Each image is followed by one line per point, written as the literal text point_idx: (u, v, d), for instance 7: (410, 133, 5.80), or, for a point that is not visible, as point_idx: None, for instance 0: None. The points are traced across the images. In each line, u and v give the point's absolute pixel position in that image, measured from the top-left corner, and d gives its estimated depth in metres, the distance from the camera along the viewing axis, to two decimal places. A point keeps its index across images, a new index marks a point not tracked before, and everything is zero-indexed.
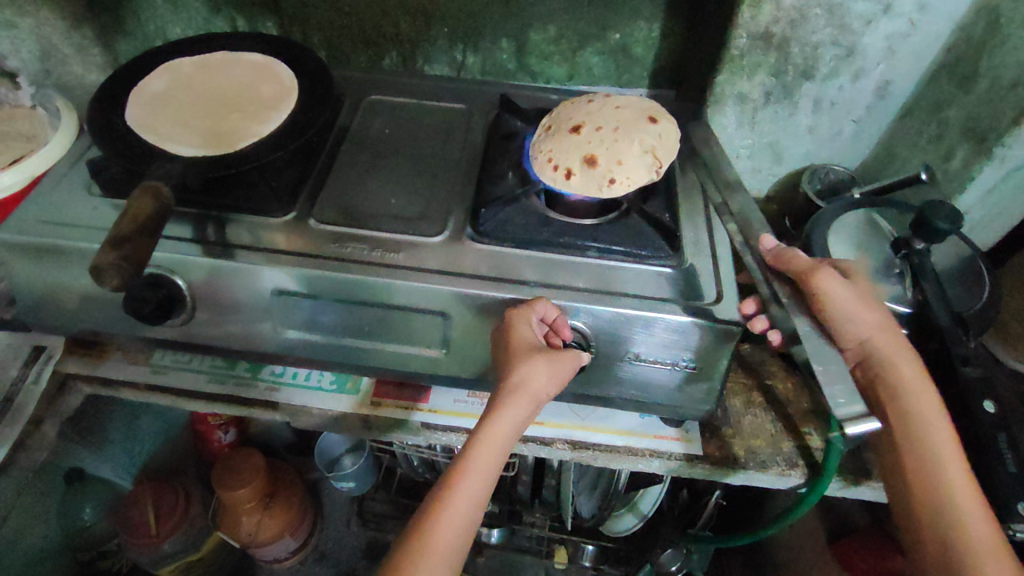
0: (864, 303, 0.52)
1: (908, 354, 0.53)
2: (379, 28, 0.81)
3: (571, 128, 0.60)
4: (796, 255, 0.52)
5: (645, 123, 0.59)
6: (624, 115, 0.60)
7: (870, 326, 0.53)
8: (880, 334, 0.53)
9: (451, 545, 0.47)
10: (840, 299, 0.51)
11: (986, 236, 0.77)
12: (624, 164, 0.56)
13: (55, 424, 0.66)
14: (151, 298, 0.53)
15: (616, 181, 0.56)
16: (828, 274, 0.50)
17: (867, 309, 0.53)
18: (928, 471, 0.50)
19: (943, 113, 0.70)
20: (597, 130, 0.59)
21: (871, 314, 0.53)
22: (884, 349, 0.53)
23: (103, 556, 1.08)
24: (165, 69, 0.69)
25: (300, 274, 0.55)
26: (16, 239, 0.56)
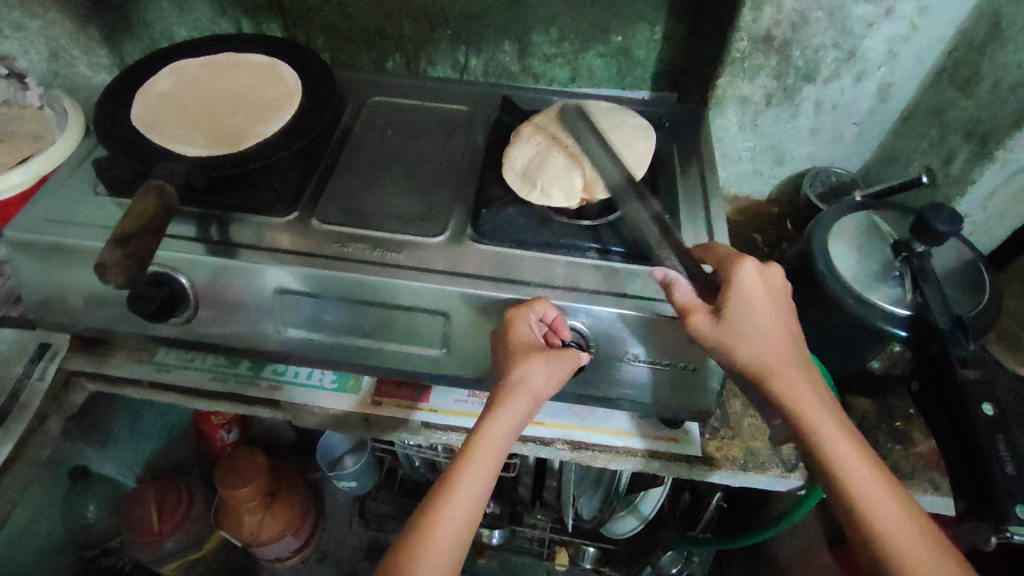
0: (746, 324, 0.51)
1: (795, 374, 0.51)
2: (383, 31, 0.82)
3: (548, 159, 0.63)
4: (676, 289, 0.52)
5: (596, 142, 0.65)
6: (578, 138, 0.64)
7: (755, 353, 0.51)
8: (766, 356, 0.51)
9: (453, 548, 0.47)
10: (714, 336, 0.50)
11: (987, 239, 0.77)
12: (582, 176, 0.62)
13: (59, 421, 0.66)
14: (155, 297, 0.53)
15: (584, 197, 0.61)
16: (699, 318, 0.51)
17: (745, 335, 0.50)
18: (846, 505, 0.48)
19: (944, 116, 0.70)
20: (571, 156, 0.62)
21: (750, 337, 0.51)
22: (775, 373, 0.51)
23: (105, 554, 1.08)
24: (171, 71, 0.70)
25: (303, 274, 0.56)
26: (23, 237, 0.57)
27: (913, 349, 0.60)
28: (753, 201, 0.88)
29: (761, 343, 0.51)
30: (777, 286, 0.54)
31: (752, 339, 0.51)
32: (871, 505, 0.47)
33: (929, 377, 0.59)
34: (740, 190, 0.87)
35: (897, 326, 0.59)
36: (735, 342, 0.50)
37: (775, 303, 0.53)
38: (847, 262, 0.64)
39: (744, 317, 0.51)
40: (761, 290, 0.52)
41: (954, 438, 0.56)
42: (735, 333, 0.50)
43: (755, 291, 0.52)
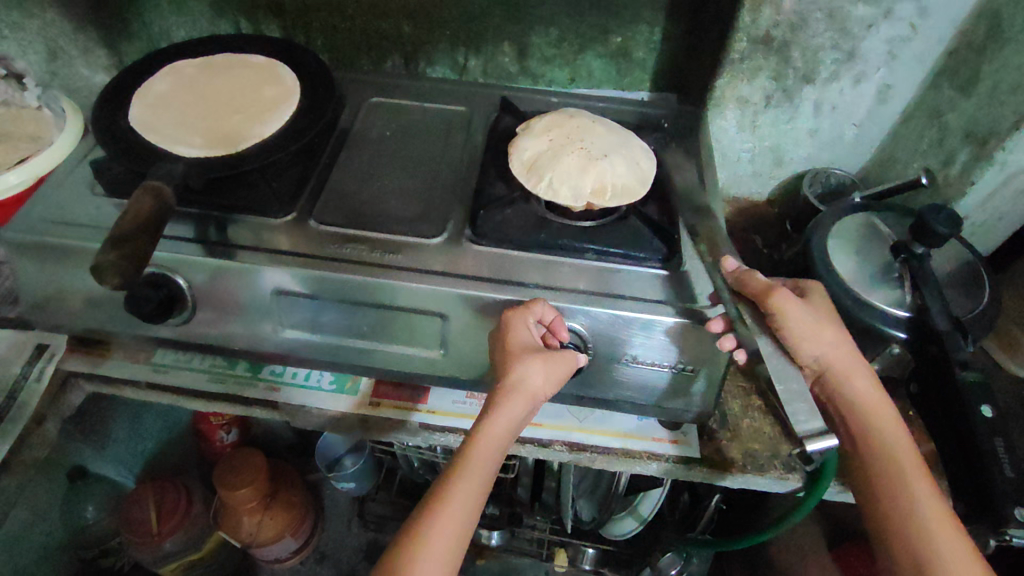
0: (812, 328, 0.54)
1: (864, 371, 0.54)
2: (381, 32, 0.82)
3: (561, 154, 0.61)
4: (753, 277, 0.55)
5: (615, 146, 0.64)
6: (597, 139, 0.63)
7: (829, 343, 0.54)
8: (837, 352, 0.54)
9: (450, 545, 0.47)
10: (798, 319, 0.53)
11: (986, 241, 0.77)
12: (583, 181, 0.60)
13: (56, 421, 0.66)
14: (152, 297, 0.54)
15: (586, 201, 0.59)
16: (783, 294, 0.53)
17: (825, 330, 0.54)
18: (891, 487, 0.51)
19: (943, 117, 0.70)
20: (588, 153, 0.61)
21: (828, 331, 0.54)
22: (843, 368, 0.54)
23: (104, 556, 1.08)
24: (169, 71, 0.70)
25: (301, 275, 0.56)
26: (21, 239, 0.57)
27: (913, 351, 0.59)
28: (752, 202, 0.88)
29: (834, 336, 0.55)
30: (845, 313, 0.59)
31: (832, 333, 0.55)
32: (920, 494, 0.49)
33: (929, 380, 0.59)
34: (739, 191, 0.87)
35: (897, 329, 0.59)
36: (819, 332, 0.54)
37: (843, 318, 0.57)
38: (846, 263, 0.64)
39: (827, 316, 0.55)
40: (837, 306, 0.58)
41: (954, 440, 0.56)
42: (814, 322, 0.54)
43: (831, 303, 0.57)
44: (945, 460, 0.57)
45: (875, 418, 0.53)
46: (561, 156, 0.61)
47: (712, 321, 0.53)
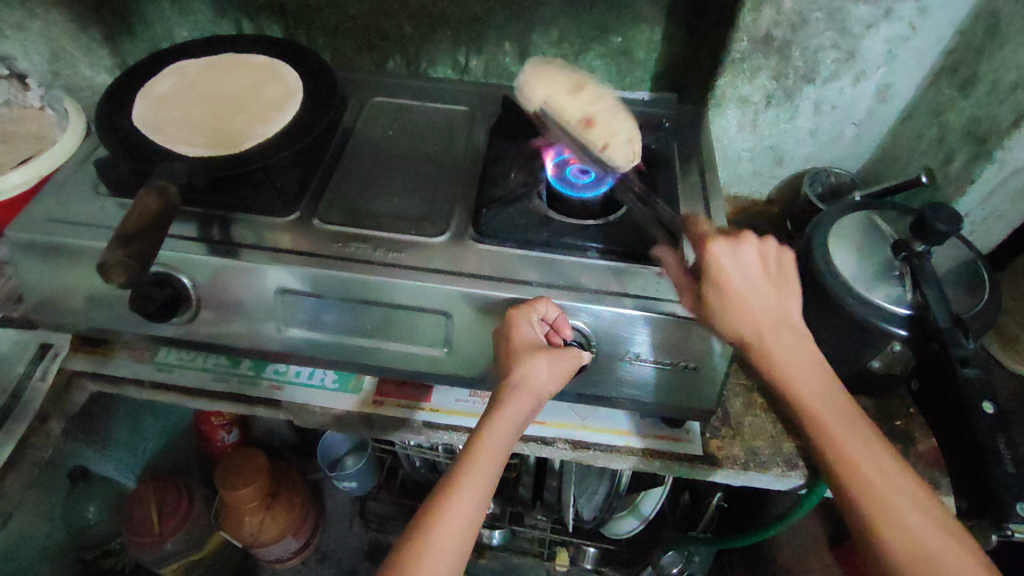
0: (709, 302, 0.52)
1: (787, 342, 0.51)
2: (384, 31, 0.82)
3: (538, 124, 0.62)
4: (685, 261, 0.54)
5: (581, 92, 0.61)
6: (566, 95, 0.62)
7: (750, 323, 0.52)
8: (748, 322, 0.52)
9: (456, 545, 0.47)
10: (716, 306, 0.52)
11: (985, 239, 0.77)
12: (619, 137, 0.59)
13: (60, 421, 0.66)
14: (156, 296, 0.54)
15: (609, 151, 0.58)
16: (708, 287, 0.52)
17: (734, 299, 0.52)
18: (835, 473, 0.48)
19: (943, 116, 0.71)
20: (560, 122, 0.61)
21: (736, 300, 0.52)
22: (766, 339, 0.51)
23: (105, 556, 1.07)
24: (172, 71, 0.70)
25: (306, 274, 0.56)
26: (26, 239, 0.57)
27: (914, 348, 0.60)
28: (752, 201, 0.88)
29: (752, 313, 0.52)
30: (783, 263, 0.55)
31: (748, 309, 0.52)
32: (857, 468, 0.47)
33: (928, 376, 0.59)
34: (740, 190, 0.87)
35: (897, 326, 0.59)
36: (729, 312, 0.51)
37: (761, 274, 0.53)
38: (848, 261, 0.64)
39: (742, 288, 0.52)
40: (763, 265, 0.54)
41: (953, 437, 0.57)
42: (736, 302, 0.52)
43: (748, 266, 0.53)
44: (945, 455, 0.58)
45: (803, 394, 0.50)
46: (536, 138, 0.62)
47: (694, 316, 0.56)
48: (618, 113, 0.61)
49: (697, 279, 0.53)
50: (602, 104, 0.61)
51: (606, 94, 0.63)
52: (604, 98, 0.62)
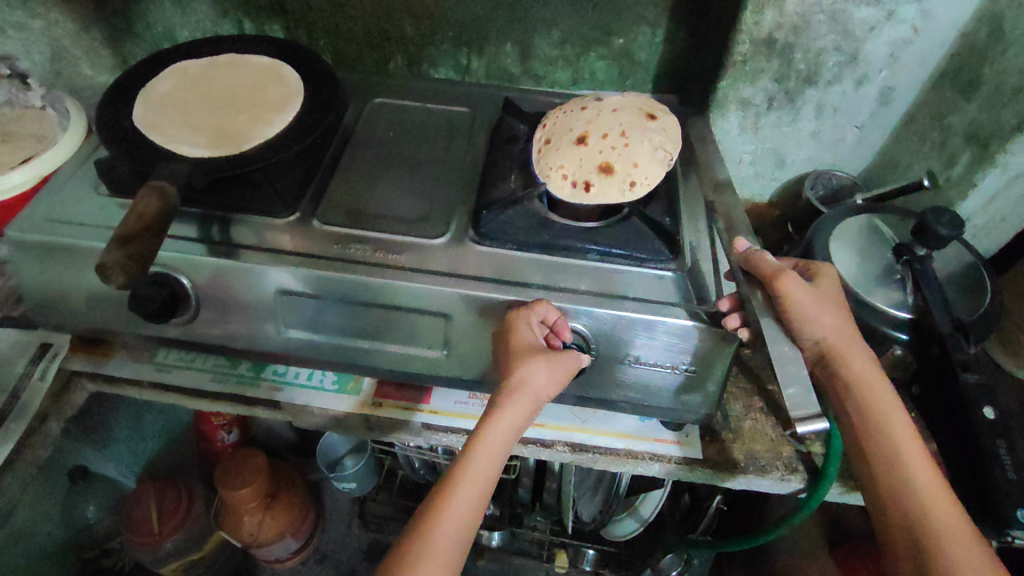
0: (808, 305, 0.52)
1: (864, 356, 0.53)
2: (385, 31, 0.82)
3: (576, 139, 0.61)
4: (763, 258, 0.53)
5: (644, 118, 0.62)
6: (623, 116, 0.62)
7: (833, 329, 0.52)
8: (842, 335, 0.53)
9: (458, 531, 0.47)
10: (804, 302, 0.52)
11: (988, 242, 0.77)
12: (641, 165, 0.59)
13: (60, 421, 0.66)
14: (156, 297, 0.53)
15: (639, 183, 0.58)
16: (789, 277, 0.52)
17: (829, 312, 0.53)
18: (888, 471, 0.50)
19: (945, 119, 0.70)
20: (604, 138, 0.60)
21: (833, 313, 0.53)
22: (845, 346, 0.53)
23: (106, 555, 1.09)
24: (173, 71, 0.70)
25: (305, 276, 0.56)
26: (25, 238, 0.57)
27: (914, 352, 0.60)
28: (754, 204, 0.88)
29: (836, 320, 0.53)
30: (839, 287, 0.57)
31: (830, 316, 0.53)
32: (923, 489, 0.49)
33: (931, 381, 0.59)
34: (741, 193, 0.87)
35: (898, 330, 0.59)
36: (821, 317, 0.52)
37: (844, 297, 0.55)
38: (849, 263, 0.64)
39: (828, 302, 0.54)
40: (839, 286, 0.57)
41: (957, 444, 0.57)
42: (822, 308, 0.52)
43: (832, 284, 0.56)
44: (946, 460, 0.58)
45: (872, 398, 0.52)
46: (568, 149, 0.60)
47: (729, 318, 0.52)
48: (631, 137, 0.60)
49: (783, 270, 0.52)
50: (614, 136, 0.60)
51: (610, 121, 0.61)
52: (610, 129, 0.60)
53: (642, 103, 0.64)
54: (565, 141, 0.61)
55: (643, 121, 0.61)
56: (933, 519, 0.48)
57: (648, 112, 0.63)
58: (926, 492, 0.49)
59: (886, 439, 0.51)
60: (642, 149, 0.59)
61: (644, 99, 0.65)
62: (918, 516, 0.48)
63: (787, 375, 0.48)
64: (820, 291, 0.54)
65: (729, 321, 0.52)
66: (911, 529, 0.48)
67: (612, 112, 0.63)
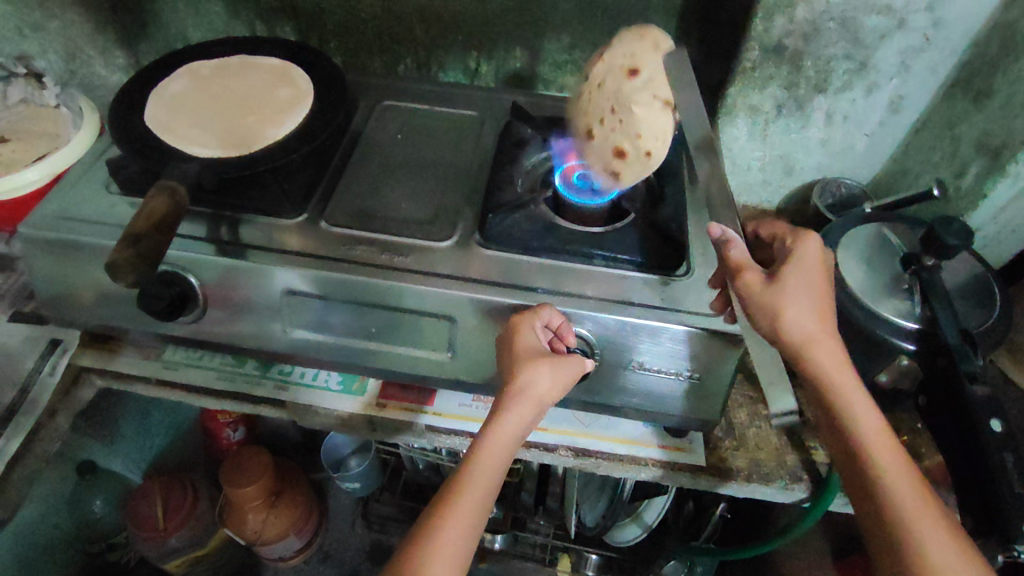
0: (769, 299, 0.51)
1: (831, 346, 0.52)
2: (395, 35, 0.83)
3: (585, 138, 0.60)
4: (730, 249, 0.53)
5: (626, 75, 0.56)
6: (606, 85, 0.57)
7: (795, 320, 0.51)
8: (805, 324, 0.52)
9: (467, 540, 0.47)
10: (762, 299, 0.51)
11: (998, 253, 0.76)
12: (646, 134, 0.56)
13: (68, 416, 0.67)
14: (163, 296, 0.54)
15: (655, 147, 0.57)
16: (746, 277, 0.52)
17: (789, 303, 0.51)
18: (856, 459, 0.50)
19: (956, 129, 0.70)
20: (602, 126, 0.58)
21: (795, 303, 0.52)
22: (806, 335, 0.52)
23: (112, 549, 1.08)
24: (185, 72, 0.71)
25: (311, 276, 0.56)
26: (37, 236, 0.58)
27: (921, 363, 0.59)
28: (762, 211, 0.88)
29: (801, 309, 0.52)
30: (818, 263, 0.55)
31: (794, 307, 0.51)
32: (886, 467, 0.49)
33: (937, 392, 0.58)
34: (749, 199, 0.87)
35: (906, 340, 0.59)
36: (781, 309, 0.51)
37: (817, 280, 0.54)
38: (856, 273, 0.64)
39: (794, 289, 0.52)
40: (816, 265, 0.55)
41: (963, 457, 0.55)
42: (788, 297, 0.52)
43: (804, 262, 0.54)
44: (952, 475, 0.56)
45: (836, 388, 0.51)
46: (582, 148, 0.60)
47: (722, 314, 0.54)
48: (623, 109, 0.56)
49: (747, 264, 0.52)
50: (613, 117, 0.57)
51: (601, 98, 0.58)
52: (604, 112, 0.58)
53: (621, 50, 0.58)
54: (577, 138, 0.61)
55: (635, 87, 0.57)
56: (894, 497, 0.48)
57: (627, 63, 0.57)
58: (893, 478, 0.48)
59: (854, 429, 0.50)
60: (640, 114, 0.56)
61: (622, 38, 0.58)
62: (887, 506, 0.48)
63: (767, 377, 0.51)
64: (783, 279, 0.52)
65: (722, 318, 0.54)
66: (883, 521, 0.48)
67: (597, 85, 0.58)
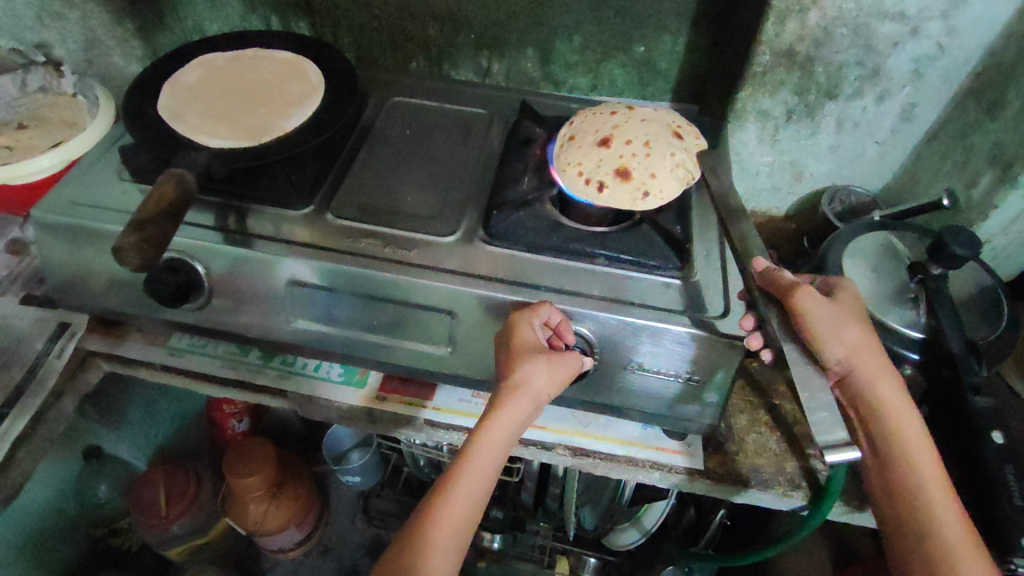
0: (835, 324, 0.53)
1: (892, 378, 0.53)
2: (408, 32, 0.83)
3: (618, 163, 0.58)
4: (783, 275, 0.55)
5: (670, 134, 0.61)
6: (650, 126, 0.61)
7: (853, 344, 0.53)
8: (863, 353, 0.54)
9: (452, 541, 0.49)
10: (821, 319, 0.53)
11: (1008, 266, 0.75)
12: (658, 177, 0.58)
13: (74, 398, 0.68)
14: (169, 281, 0.56)
15: (652, 193, 0.58)
16: (808, 293, 0.53)
17: (846, 330, 0.53)
18: (911, 493, 0.52)
19: (969, 138, 0.69)
20: (627, 144, 0.60)
21: (854, 333, 0.54)
22: (864, 367, 0.54)
23: (114, 534, 1.11)
24: (199, 63, 0.71)
25: (317, 267, 0.57)
26: (49, 219, 0.59)
27: (925, 374, 0.59)
28: (770, 217, 0.87)
29: (861, 342, 0.54)
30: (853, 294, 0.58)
31: (860, 338, 0.54)
32: (936, 506, 0.51)
33: (939, 404, 0.58)
34: (758, 205, 0.86)
35: (908, 349, 0.58)
36: (841, 337, 0.53)
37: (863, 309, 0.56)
38: (861, 280, 0.63)
39: (845, 325, 0.53)
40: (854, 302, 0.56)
41: (960, 471, 0.55)
42: (842, 324, 0.53)
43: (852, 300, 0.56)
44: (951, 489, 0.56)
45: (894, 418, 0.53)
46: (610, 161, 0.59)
47: (752, 338, 0.53)
48: (653, 150, 0.59)
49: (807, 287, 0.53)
50: (635, 146, 0.59)
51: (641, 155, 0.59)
52: (639, 175, 0.58)
53: (669, 120, 0.63)
54: (588, 141, 0.61)
55: (669, 135, 0.61)
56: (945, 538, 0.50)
57: (678, 129, 0.62)
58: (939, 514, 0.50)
59: (908, 460, 0.52)
60: (662, 164, 0.59)
61: (677, 116, 0.64)
62: (929, 531, 0.50)
63: (813, 400, 0.48)
64: (841, 308, 0.55)
65: (751, 342, 0.52)
66: (923, 547, 0.50)
67: (640, 120, 0.62)
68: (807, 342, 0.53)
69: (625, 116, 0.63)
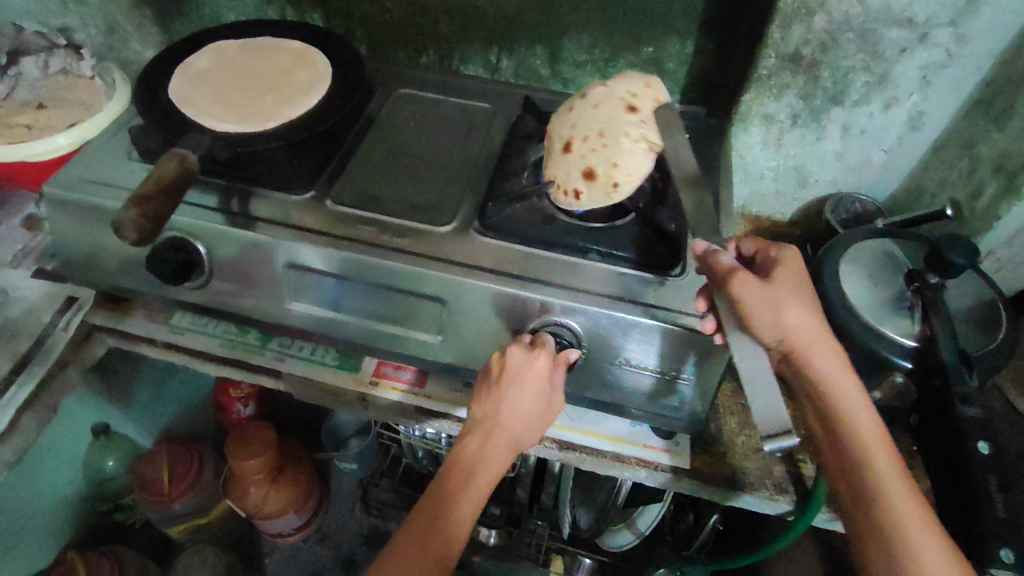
0: (771, 301, 0.52)
1: (833, 353, 0.52)
2: (419, 26, 0.85)
3: (583, 165, 0.57)
4: (720, 258, 0.52)
5: (625, 109, 0.57)
6: (602, 109, 0.58)
7: (792, 320, 0.52)
8: (804, 327, 0.52)
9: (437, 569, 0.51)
10: (756, 298, 0.51)
11: (1014, 279, 0.74)
12: (622, 164, 0.55)
13: (78, 371, 0.70)
14: (171, 261, 0.58)
15: (624, 182, 0.56)
16: (744, 278, 0.51)
17: (787, 307, 0.52)
18: (853, 473, 0.49)
19: (975, 148, 0.68)
20: (585, 142, 0.57)
21: (790, 308, 0.52)
22: (804, 344, 0.52)
23: (119, 509, 1.15)
24: (211, 51, 0.73)
25: (312, 251, 0.58)
26: (60, 195, 0.61)
27: (916, 381, 0.58)
28: (773, 222, 0.87)
29: (801, 317, 0.52)
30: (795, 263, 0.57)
31: (799, 313, 0.52)
32: (886, 485, 0.48)
33: (927, 411, 0.57)
34: (762, 210, 0.86)
35: (903, 358, 0.58)
36: (782, 312, 0.51)
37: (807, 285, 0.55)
38: (858, 286, 0.63)
39: (782, 302, 0.52)
40: (796, 277, 0.55)
41: (947, 479, 0.54)
42: (778, 303, 0.52)
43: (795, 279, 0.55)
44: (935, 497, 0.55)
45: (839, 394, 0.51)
46: (575, 162, 0.57)
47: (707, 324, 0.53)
48: (611, 138, 0.56)
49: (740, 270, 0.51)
50: (591, 143, 0.57)
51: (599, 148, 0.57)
52: (603, 172, 0.56)
53: (626, 91, 0.58)
54: (554, 148, 0.60)
55: (623, 111, 0.57)
56: (898, 521, 0.47)
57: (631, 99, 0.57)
58: (888, 491, 0.48)
59: (854, 441, 0.50)
60: (623, 148, 0.56)
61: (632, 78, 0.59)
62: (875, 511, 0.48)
63: (758, 391, 0.48)
64: (779, 283, 0.53)
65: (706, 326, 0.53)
66: (872, 526, 0.48)
67: (594, 105, 0.59)
68: (747, 326, 0.51)
69: (579, 106, 0.60)
